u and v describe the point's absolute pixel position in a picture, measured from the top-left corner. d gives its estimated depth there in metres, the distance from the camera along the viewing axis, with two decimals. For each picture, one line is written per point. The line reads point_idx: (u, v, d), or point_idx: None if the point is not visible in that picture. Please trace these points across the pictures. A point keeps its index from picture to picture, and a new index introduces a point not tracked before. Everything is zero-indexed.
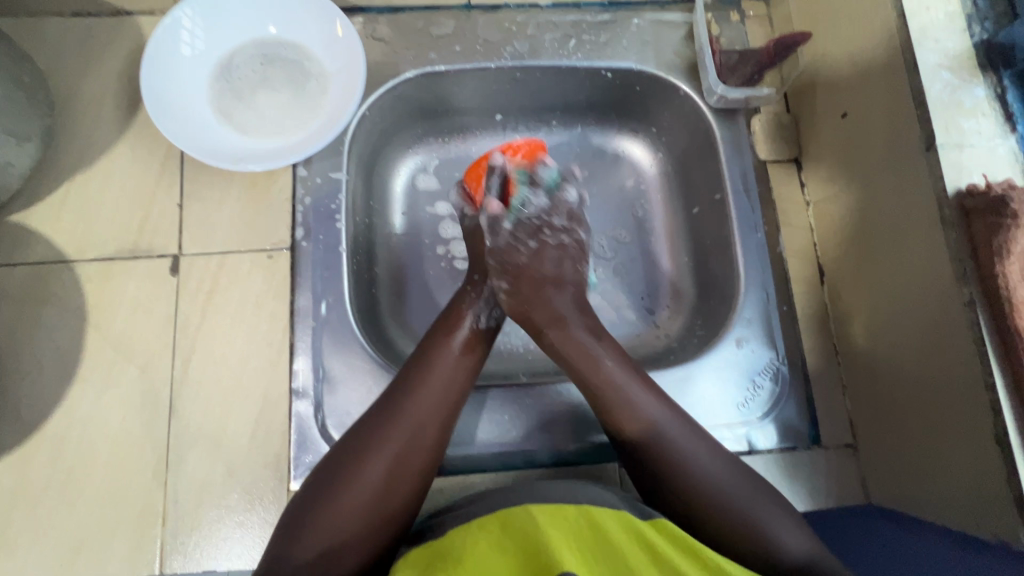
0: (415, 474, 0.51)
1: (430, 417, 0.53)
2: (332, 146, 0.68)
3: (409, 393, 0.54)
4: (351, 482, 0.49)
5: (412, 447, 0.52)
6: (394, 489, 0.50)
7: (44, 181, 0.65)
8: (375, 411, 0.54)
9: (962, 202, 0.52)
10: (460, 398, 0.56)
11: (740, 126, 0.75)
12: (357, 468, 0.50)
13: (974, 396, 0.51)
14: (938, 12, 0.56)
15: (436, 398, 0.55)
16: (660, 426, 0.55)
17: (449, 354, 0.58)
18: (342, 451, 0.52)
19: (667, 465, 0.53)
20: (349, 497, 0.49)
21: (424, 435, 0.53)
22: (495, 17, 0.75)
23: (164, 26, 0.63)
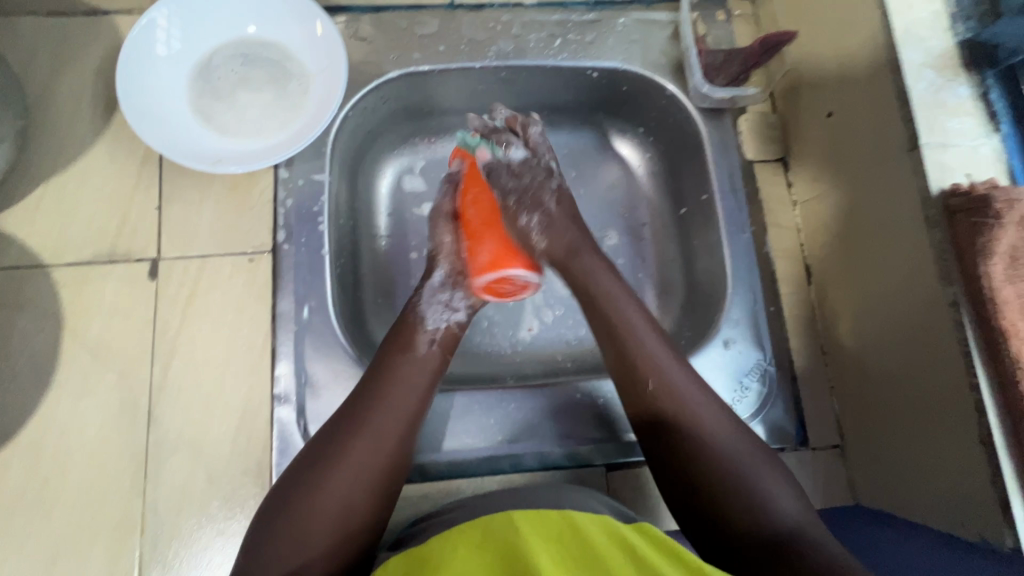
0: (380, 486, 0.50)
1: (389, 425, 0.52)
2: (315, 147, 0.67)
3: (368, 406, 0.53)
4: (310, 500, 0.48)
5: (371, 457, 0.50)
6: (356, 501, 0.49)
7: (19, 184, 0.64)
8: (331, 426, 0.52)
9: (946, 202, 0.52)
10: (422, 407, 0.55)
11: (727, 125, 0.74)
12: (316, 484, 0.48)
13: (959, 397, 0.51)
14: (921, 11, 0.56)
15: (395, 406, 0.53)
16: (674, 396, 0.53)
17: (407, 362, 0.57)
18: (300, 469, 0.50)
19: (675, 412, 0.53)
20: (313, 516, 0.47)
21: (383, 444, 0.51)
22: (479, 16, 0.74)
23: (141, 26, 0.62)
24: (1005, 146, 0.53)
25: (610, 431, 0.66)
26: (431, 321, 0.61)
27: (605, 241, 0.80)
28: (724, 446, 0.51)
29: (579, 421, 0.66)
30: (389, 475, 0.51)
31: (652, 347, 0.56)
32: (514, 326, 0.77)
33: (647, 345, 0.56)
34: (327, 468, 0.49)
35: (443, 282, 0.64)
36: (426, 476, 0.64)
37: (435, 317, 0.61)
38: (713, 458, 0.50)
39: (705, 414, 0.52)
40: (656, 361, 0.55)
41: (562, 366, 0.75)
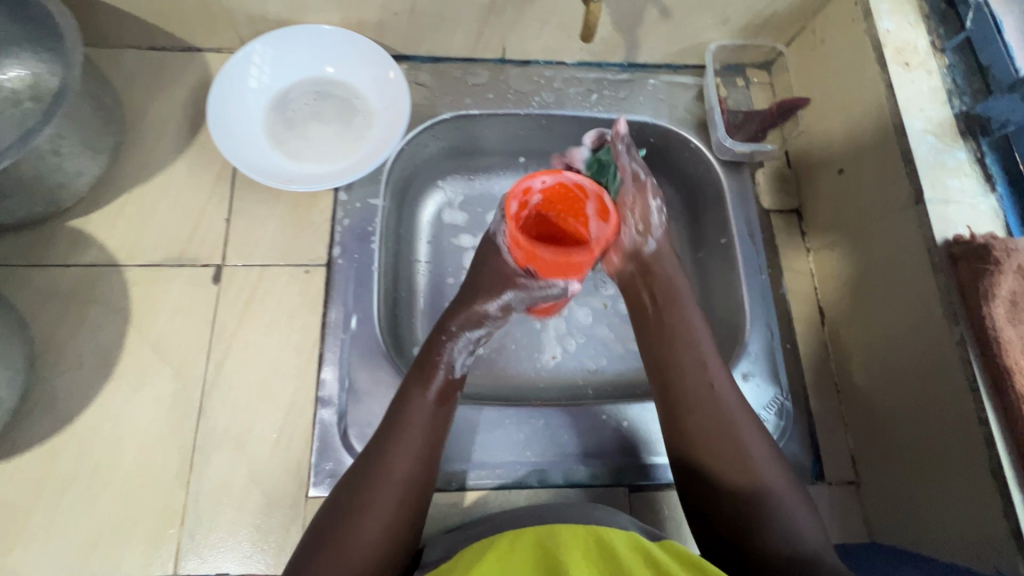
0: (404, 528, 0.53)
1: (407, 473, 0.55)
2: (372, 175, 0.74)
3: (391, 451, 0.56)
4: (339, 551, 0.50)
5: (391, 508, 0.53)
6: (381, 554, 0.51)
7: (105, 191, 0.71)
8: (351, 478, 0.55)
9: (950, 250, 0.57)
10: (438, 447, 0.59)
11: (746, 177, 0.81)
12: (345, 535, 0.51)
13: (969, 431, 0.54)
14: (922, 87, 0.64)
15: (410, 452, 0.56)
16: (728, 436, 0.56)
17: (425, 409, 0.59)
18: (327, 520, 0.53)
19: (727, 435, 0.56)
20: (343, 563, 0.50)
21: (402, 493, 0.54)
22: (525, 71, 0.83)
23: (235, 61, 0.71)
24: (1000, 205, 0.59)
25: (633, 454, 0.68)
26: (458, 367, 0.64)
27: None
28: (749, 444, 0.56)
29: (602, 442, 0.68)
30: (408, 521, 0.54)
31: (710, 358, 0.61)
32: (540, 353, 0.81)
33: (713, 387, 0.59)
34: (353, 520, 0.52)
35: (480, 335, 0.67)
36: (455, 486, 0.66)
37: (460, 364, 0.64)
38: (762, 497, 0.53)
39: (736, 423, 0.57)
40: (721, 407, 0.58)
41: (586, 394, 0.79)
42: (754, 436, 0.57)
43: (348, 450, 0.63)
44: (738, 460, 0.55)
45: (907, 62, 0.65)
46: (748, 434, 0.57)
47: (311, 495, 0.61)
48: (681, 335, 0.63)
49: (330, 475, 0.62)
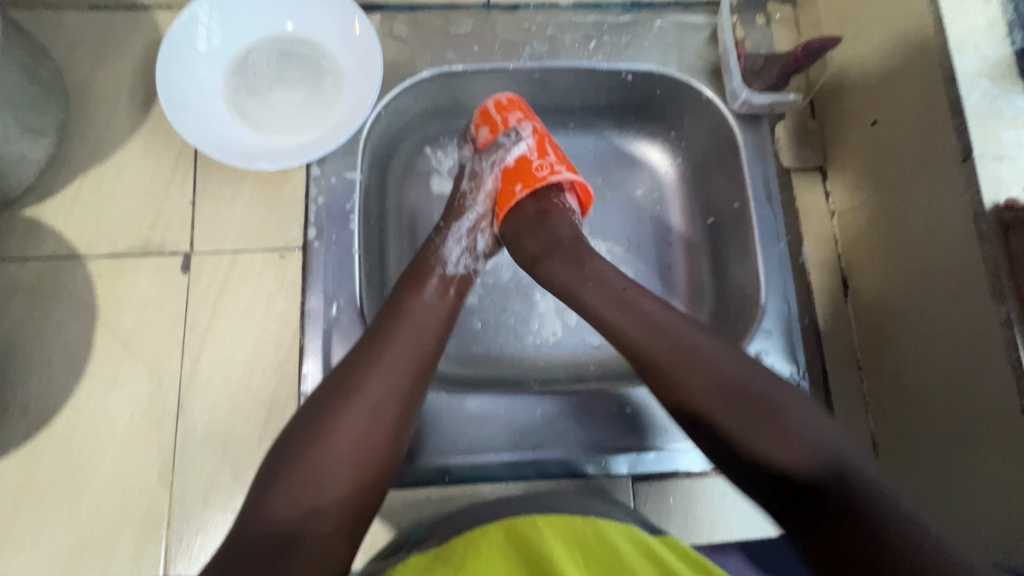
0: (394, 421, 0.49)
1: (405, 367, 0.52)
2: (347, 145, 0.67)
3: (382, 340, 0.52)
4: (324, 438, 0.47)
5: (388, 392, 0.50)
6: (372, 440, 0.48)
7: (58, 175, 0.65)
8: (343, 366, 0.51)
9: (1001, 217, 0.50)
10: (437, 341, 0.55)
11: (765, 131, 0.72)
12: (332, 414, 0.48)
13: (1008, 421, 0.49)
14: (978, 18, 0.54)
15: (409, 348, 0.53)
16: (701, 371, 0.49)
17: (420, 302, 0.56)
18: (311, 407, 0.49)
19: (676, 373, 0.50)
20: (332, 449, 0.46)
21: (398, 383, 0.50)
22: (514, 17, 0.74)
23: (181, 22, 0.63)
24: None
25: (638, 441, 0.64)
26: (453, 262, 0.62)
27: (616, 249, 0.78)
28: (802, 419, 0.46)
29: (606, 430, 0.64)
30: (406, 414, 0.50)
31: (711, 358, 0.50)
32: (537, 329, 0.76)
33: (650, 321, 0.53)
34: (344, 403, 0.48)
35: (472, 227, 0.65)
36: (449, 478, 0.63)
37: (455, 261, 0.62)
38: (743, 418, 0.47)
39: (698, 356, 0.50)
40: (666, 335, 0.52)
41: (588, 372, 0.74)
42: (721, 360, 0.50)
43: None
44: (703, 373, 0.49)
45: None
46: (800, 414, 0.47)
47: None
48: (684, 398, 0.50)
49: None
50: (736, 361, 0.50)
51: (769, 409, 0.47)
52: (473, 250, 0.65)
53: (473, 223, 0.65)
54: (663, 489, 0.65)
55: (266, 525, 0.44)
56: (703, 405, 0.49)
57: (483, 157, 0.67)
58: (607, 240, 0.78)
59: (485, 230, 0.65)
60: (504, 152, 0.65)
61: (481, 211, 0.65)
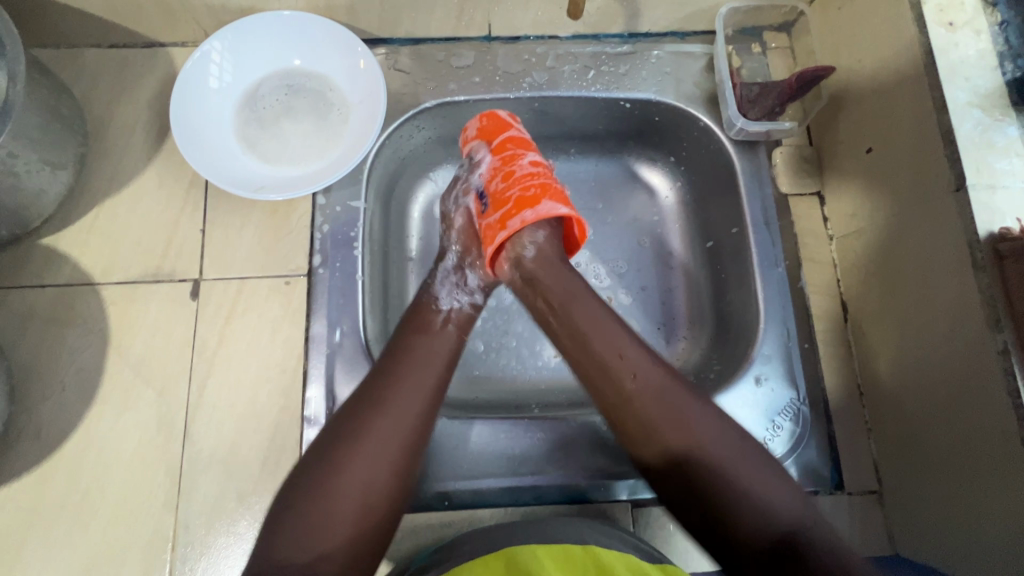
0: (399, 464, 0.50)
1: (411, 406, 0.52)
2: (352, 174, 0.69)
3: (387, 382, 0.53)
4: (330, 483, 0.47)
5: (393, 435, 0.50)
6: (376, 485, 0.48)
7: (75, 206, 0.67)
8: (348, 408, 0.52)
9: (995, 246, 0.50)
10: (442, 379, 0.55)
11: (762, 158, 0.73)
12: (337, 459, 0.48)
13: (1007, 451, 0.49)
14: (968, 49, 0.55)
15: (414, 386, 0.53)
16: (678, 422, 0.49)
17: (424, 341, 0.57)
18: (317, 450, 0.50)
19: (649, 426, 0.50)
20: (337, 493, 0.47)
21: (401, 425, 0.51)
22: (514, 49, 0.76)
23: (194, 59, 0.66)
24: None
25: (638, 466, 0.64)
26: (445, 300, 0.62)
27: (615, 273, 0.79)
28: (764, 482, 0.48)
29: (605, 455, 0.65)
30: (411, 457, 0.51)
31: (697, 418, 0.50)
32: (539, 352, 0.77)
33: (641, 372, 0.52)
34: (348, 448, 0.49)
35: (456, 265, 0.65)
36: (449, 503, 0.64)
37: (447, 297, 0.62)
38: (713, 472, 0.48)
39: (683, 406, 0.50)
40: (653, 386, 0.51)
41: (589, 396, 0.74)
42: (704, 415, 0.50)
43: None
44: (674, 423, 0.49)
45: (951, 21, 0.56)
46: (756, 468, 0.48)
47: None
48: (672, 449, 0.49)
49: None
50: (706, 412, 0.50)
51: (732, 459, 0.48)
52: (466, 286, 0.64)
53: (457, 261, 0.65)
54: (663, 516, 0.64)
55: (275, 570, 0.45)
56: (675, 451, 0.49)
57: (450, 194, 0.69)
58: (607, 264, 0.79)
59: (473, 265, 0.64)
60: (464, 183, 0.67)
61: (461, 249, 0.65)
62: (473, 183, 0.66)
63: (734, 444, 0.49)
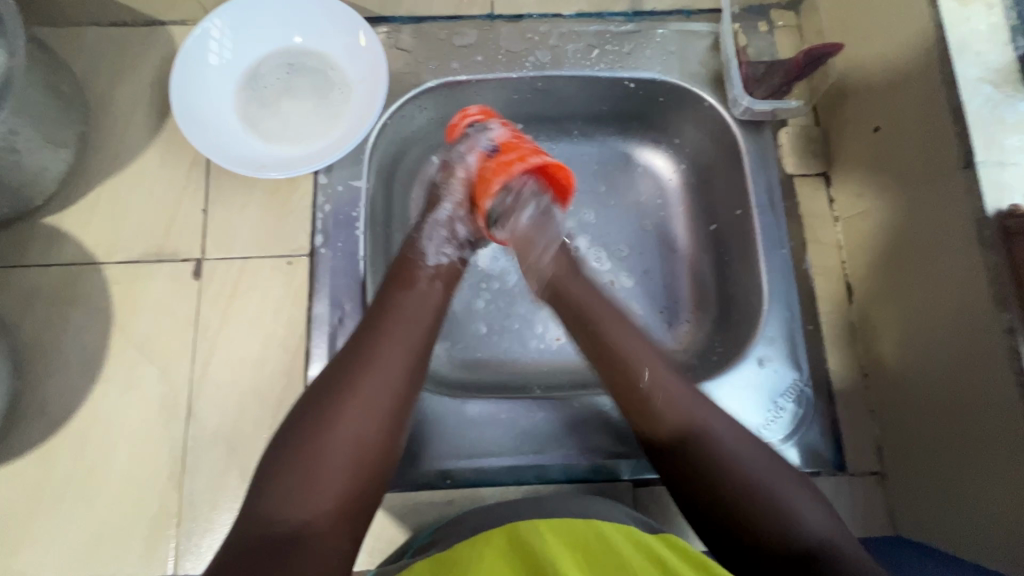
0: (386, 420, 0.49)
1: (395, 360, 0.51)
2: (353, 154, 0.69)
3: (373, 340, 0.51)
4: (320, 443, 0.47)
5: (380, 394, 0.49)
6: (366, 442, 0.48)
7: (77, 185, 0.67)
8: (336, 366, 0.51)
9: (1003, 224, 0.49)
10: (429, 335, 0.54)
11: (768, 138, 0.73)
12: (327, 418, 0.48)
13: (1012, 431, 0.48)
14: (979, 24, 0.54)
15: (399, 339, 0.52)
16: (686, 412, 0.51)
17: (411, 298, 0.54)
18: (302, 410, 0.49)
19: (665, 405, 0.51)
20: (327, 454, 0.47)
21: (387, 383, 0.50)
22: (517, 27, 0.75)
23: (194, 36, 0.65)
24: None
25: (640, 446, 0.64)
26: (432, 256, 0.59)
27: (617, 256, 0.79)
28: (798, 505, 0.47)
29: (607, 436, 0.65)
30: (398, 413, 0.50)
31: (698, 406, 0.51)
32: (542, 334, 0.77)
33: (660, 374, 0.53)
34: (336, 408, 0.48)
35: (448, 217, 0.61)
36: (450, 482, 0.64)
37: (435, 252, 0.59)
38: (725, 460, 0.48)
39: (682, 398, 0.51)
40: (656, 377, 0.53)
41: (591, 378, 0.74)
42: (719, 418, 0.51)
43: None
44: (687, 411, 0.51)
45: None
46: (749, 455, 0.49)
47: None
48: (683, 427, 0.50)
49: None
50: (707, 402, 0.52)
51: (728, 439, 0.50)
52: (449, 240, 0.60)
53: (450, 213, 0.61)
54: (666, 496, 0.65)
55: (264, 527, 0.45)
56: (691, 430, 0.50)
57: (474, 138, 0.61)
58: (609, 247, 0.79)
59: (461, 220, 0.61)
60: (489, 136, 0.61)
61: (456, 203, 0.61)
62: (490, 131, 0.61)
63: (757, 447, 0.50)
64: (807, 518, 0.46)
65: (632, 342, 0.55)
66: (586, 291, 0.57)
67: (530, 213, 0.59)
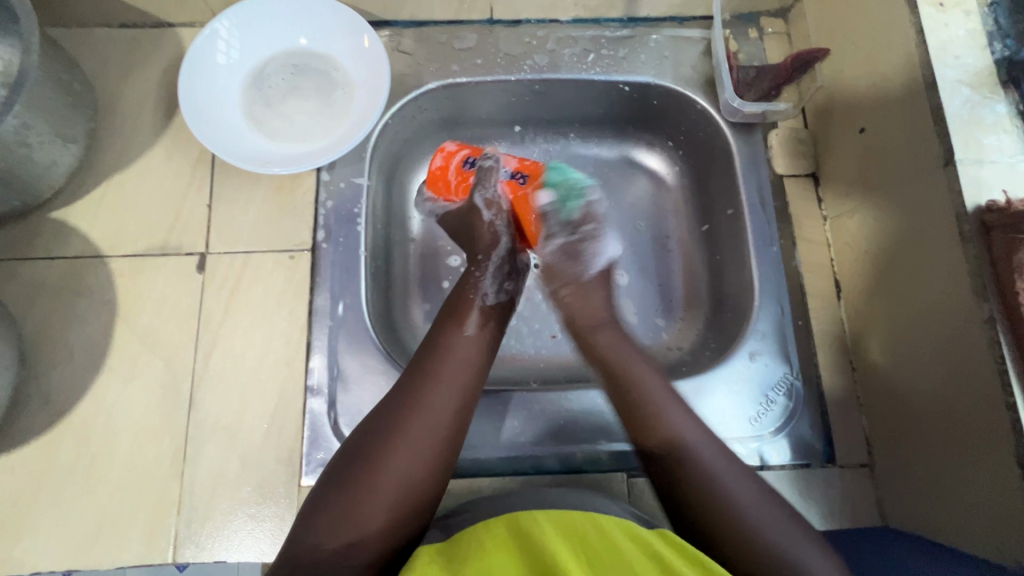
0: (433, 460, 0.51)
1: (444, 405, 0.53)
2: (356, 152, 0.70)
3: (427, 377, 0.54)
4: (371, 474, 0.49)
5: (430, 433, 0.51)
6: (416, 477, 0.50)
7: (84, 181, 0.69)
8: (389, 401, 0.53)
9: (982, 218, 0.51)
10: (478, 378, 0.56)
11: (758, 141, 0.75)
12: (378, 451, 0.50)
13: (994, 419, 0.50)
14: (958, 29, 0.57)
15: (450, 384, 0.54)
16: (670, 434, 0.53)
17: (463, 339, 0.58)
18: (354, 444, 0.52)
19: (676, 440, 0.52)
20: (376, 485, 0.48)
21: (439, 422, 0.52)
22: (516, 32, 0.77)
23: (203, 36, 0.67)
24: None
25: None
26: (491, 292, 0.64)
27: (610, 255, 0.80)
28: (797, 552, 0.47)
29: (602, 429, 0.66)
30: (447, 451, 0.52)
31: (693, 435, 0.53)
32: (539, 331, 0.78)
33: (642, 386, 0.56)
34: (388, 442, 0.50)
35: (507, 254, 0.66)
36: (448, 472, 0.65)
37: (491, 290, 0.64)
38: (711, 487, 0.50)
39: (713, 458, 0.52)
40: (647, 393, 0.56)
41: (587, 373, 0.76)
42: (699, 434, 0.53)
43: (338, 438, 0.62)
44: (655, 418, 0.54)
45: (941, 2, 0.58)
46: (739, 485, 0.51)
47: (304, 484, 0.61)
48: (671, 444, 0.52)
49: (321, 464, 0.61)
50: (688, 417, 0.54)
51: (715, 471, 0.51)
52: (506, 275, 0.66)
53: (507, 250, 0.66)
54: None
55: (308, 554, 0.46)
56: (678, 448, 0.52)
57: (483, 185, 0.66)
58: None
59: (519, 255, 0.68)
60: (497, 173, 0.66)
61: (510, 240, 0.67)
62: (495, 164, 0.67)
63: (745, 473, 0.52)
64: (812, 562, 0.47)
65: (660, 392, 0.56)
66: (602, 338, 0.61)
67: (557, 247, 0.63)
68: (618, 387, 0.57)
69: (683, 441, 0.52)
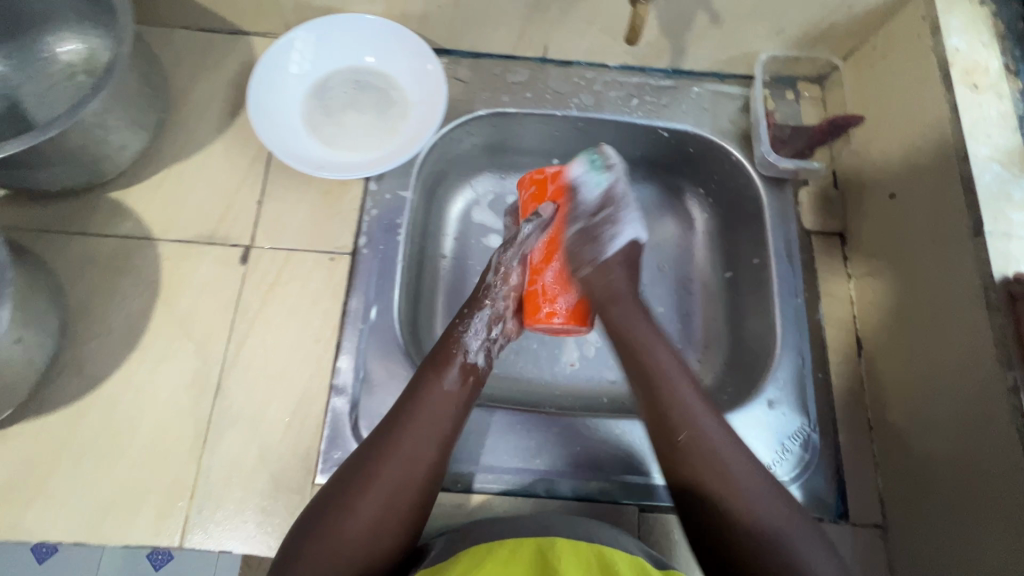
0: (402, 514, 0.52)
1: (417, 457, 0.54)
2: (404, 166, 0.74)
3: (399, 429, 0.55)
4: (338, 527, 0.50)
5: (399, 486, 0.52)
6: (381, 529, 0.51)
7: (145, 167, 0.72)
8: (364, 449, 0.55)
9: (1009, 288, 0.53)
10: (451, 430, 0.56)
11: (788, 196, 0.78)
12: (347, 504, 0.51)
13: (1015, 488, 0.50)
14: (990, 111, 0.60)
15: (423, 436, 0.55)
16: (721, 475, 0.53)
17: (440, 392, 0.57)
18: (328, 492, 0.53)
19: (689, 415, 0.56)
20: (343, 536, 0.50)
21: (407, 474, 0.53)
22: (566, 71, 0.82)
23: (277, 46, 0.72)
24: None
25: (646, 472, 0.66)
26: (474, 350, 0.62)
27: None
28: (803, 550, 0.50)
29: (617, 460, 0.66)
30: (415, 502, 0.53)
31: (709, 430, 0.56)
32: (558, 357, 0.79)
33: (699, 428, 0.56)
34: (358, 493, 0.51)
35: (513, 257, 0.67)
36: (461, 486, 0.65)
37: (476, 349, 0.62)
38: (728, 487, 0.53)
39: (725, 449, 0.54)
40: (693, 411, 0.56)
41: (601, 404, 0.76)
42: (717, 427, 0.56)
43: (357, 439, 0.63)
44: (666, 384, 0.58)
45: (976, 83, 0.61)
46: (755, 487, 0.53)
47: (318, 482, 0.61)
48: (674, 418, 0.56)
49: (337, 464, 0.62)
50: (719, 430, 0.56)
51: (742, 481, 0.53)
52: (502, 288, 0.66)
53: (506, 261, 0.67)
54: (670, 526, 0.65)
55: None
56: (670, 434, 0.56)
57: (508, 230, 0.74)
58: None
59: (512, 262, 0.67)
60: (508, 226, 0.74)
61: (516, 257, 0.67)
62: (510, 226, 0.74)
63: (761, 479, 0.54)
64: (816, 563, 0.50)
65: (692, 399, 0.58)
66: (655, 359, 0.60)
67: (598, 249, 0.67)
68: (648, 381, 0.59)
69: (715, 448, 0.54)
